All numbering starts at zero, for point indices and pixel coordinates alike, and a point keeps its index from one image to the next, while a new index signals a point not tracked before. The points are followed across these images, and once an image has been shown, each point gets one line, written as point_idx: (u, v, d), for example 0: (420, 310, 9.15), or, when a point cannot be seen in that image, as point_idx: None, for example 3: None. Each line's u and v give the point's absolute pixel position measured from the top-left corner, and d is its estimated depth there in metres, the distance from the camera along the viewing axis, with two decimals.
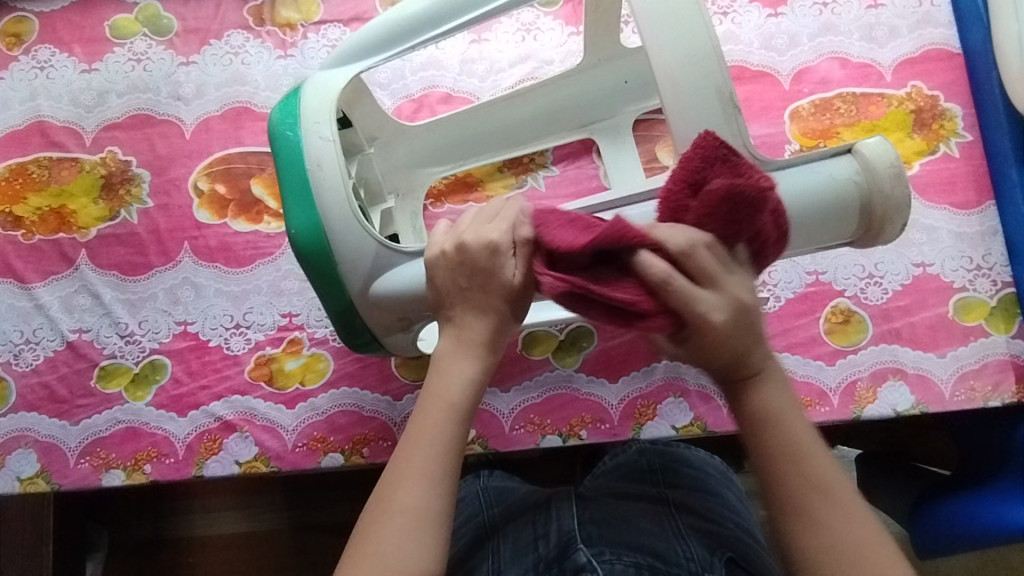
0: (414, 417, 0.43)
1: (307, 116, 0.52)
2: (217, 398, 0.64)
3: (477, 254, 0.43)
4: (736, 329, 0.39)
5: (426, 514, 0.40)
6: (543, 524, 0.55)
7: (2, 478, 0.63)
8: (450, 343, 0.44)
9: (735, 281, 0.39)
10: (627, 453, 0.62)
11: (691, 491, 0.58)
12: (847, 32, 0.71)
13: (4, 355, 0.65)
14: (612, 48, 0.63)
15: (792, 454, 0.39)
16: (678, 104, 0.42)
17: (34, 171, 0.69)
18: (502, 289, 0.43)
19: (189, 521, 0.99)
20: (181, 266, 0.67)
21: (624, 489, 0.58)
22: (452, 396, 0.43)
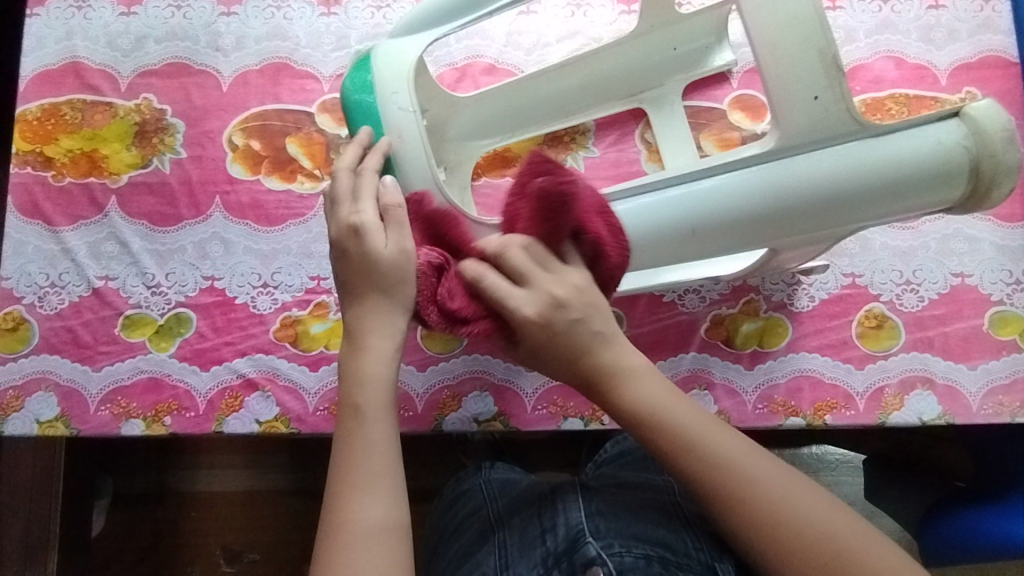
0: (340, 429, 0.46)
1: (383, 85, 0.52)
2: (241, 355, 0.64)
3: (346, 239, 0.48)
4: (558, 323, 0.45)
5: (383, 526, 0.43)
6: (551, 518, 0.58)
7: (21, 419, 0.63)
8: (357, 344, 0.47)
9: (543, 282, 0.45)
10: (629, 440, 0.68)
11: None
12: (905, 32, 0.69)
13: (29, 297, 0.65)
14: (665, 14, 0.62)
15: (679, 441, 0.44)
16: (773, 58, 0.44)
17: (67, 113, 0.68)
18: (383, 259, 0.47)
19: (194, 476, 0.99)
20: (212, 220, 0.66)
21: (630, 479, 0.62)
22: (373, 400, 0.46)
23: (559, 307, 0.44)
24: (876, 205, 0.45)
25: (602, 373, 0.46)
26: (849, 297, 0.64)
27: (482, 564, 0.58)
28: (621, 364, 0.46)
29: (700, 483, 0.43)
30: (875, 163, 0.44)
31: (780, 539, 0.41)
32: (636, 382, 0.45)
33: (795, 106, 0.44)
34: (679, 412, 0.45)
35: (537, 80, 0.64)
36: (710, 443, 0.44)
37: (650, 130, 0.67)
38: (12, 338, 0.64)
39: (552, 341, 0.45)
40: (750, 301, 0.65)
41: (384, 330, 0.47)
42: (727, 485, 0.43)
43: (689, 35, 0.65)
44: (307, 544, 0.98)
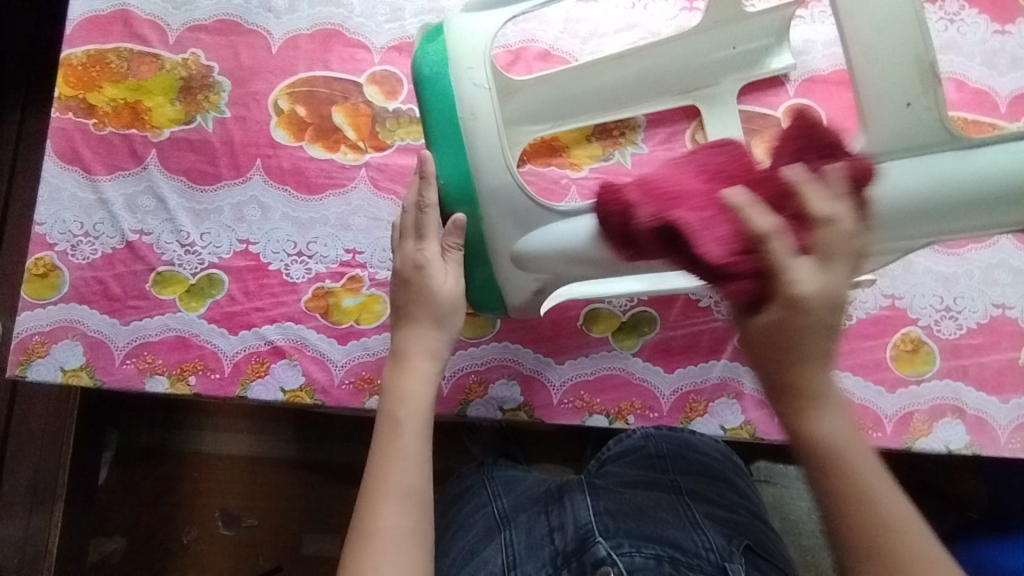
0: (376, 442, 0.48)
1: (458, 59, 0.51)
2: (270, 322, 0.63)
3: (408, 272, 0.53)
4: (823, 323, 0.39)
5: (403, 530, 0.44)
6: (558, 516, 0.57)
7: (45, 366, 0.62)
8: (404, 364, 0.51)
9: (837, 274, 0.40)
10: (632, 439, 0.66)
11: (697, 478, 0.63)
12: (969, 54, 0.68)
13: (61, 245, 0.64)
14: (732, 11, 0.61)
15: (823, 448, 0.40)
16: (868, 64, 0.44)
17: (113, 61, 0.67)
18: (439, 299, 0.52)
19: (198, 437, 0.99)
20: (251, 183, 0.65)
21: (635, 477, 0.62)
22: (414, 416, 0.49)
23: (833, 308, 0.39)
24: (961, 218, 0.44)
25: (795, 326, 0.39)
26: (887, 319, 0.64)
27: (487, 563, 0.56)
28: (823, 387, 0.40)
29: (829, 491, 0.40)
30: (965, 176, 0.43)
31: (890, 564, 0.38)
32: (825, 375, 0.40)
33: (885, 112, 0.43)
34: (845, 421, 0.41)
35: (596, 68, 0.62)
36: (852, 456, 0.40)
37: (700, 131, 0.66)
38: (41, 284, 0.63)
39: (785, 336, 0.39)
40: None
41: (431, 355, 0.51)
42: (860, 495, 0.40)
43: (749, 35, 0.64)
44: (307, 516, 0.98)
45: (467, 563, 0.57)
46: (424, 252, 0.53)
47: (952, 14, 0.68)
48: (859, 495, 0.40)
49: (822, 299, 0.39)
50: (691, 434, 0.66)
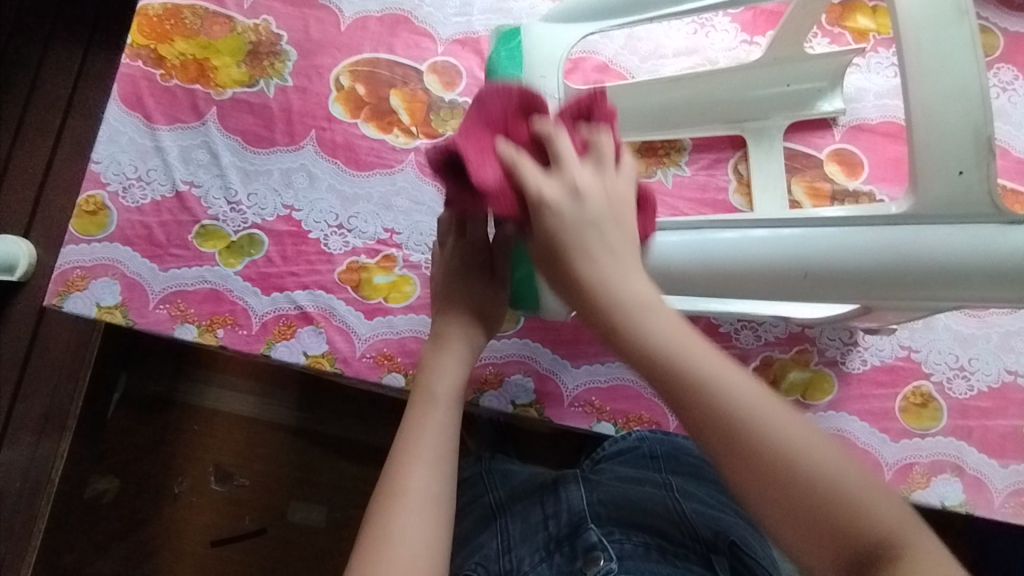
0: (410, 411, 0.49)
1: (533, 66, 0.53)
2: (302, 288, 0.65)
3: (460, 261, 0.55)
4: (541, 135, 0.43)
5: (424, 492, 0.44)
6: (553, 504, 0.59)
7: (81, 300, 0.64)
8: (442, 345, 0.52)
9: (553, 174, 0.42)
10: (627, 440, 0.64)
11: (687, 476, 0.63)
12: (1016, 124, 0.69)
13: (114, 186, 0.66)
14: (794, 50, 0.63)
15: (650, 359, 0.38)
16: (926, 130, 0.45)
17: (187, 17, 0.69)
18: (484, 292, 0.55)
19: (202, 391, 1.01)
20: (303, 152, 0.68)
21: (628, 473, 0.61)
22: (447, 391, 0.50)
23: (575, 196, 0.41)
24: (997, 287, 0.45)
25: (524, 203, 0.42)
26: (900, 369, 0.65)
27: (482, 547, 0.58)
28: (604, 278, 0.40)
29: (697, 410, 0.36)
30: (1005, 250, 0.44)
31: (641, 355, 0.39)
32: (641, 323, 0.39)
33: (937, 177, 0.45)
34: (652, 314, 0.39)
35: (649, 88, 0.65)
36: (697, 361, 0.37)
37: (744, 162, 0.68)
38: (90, 221, 0.65)
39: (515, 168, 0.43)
40: (803, 350, 0.65)
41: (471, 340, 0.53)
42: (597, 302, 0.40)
43: (806, 76, 0.65)
44: (299, 484, 0.99)
45: (464, 547, 0.60)
46: (474, 248, 0.55)
47: (1005, 82, 0.70)
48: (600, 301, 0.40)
49: (603, 202, 0.42)
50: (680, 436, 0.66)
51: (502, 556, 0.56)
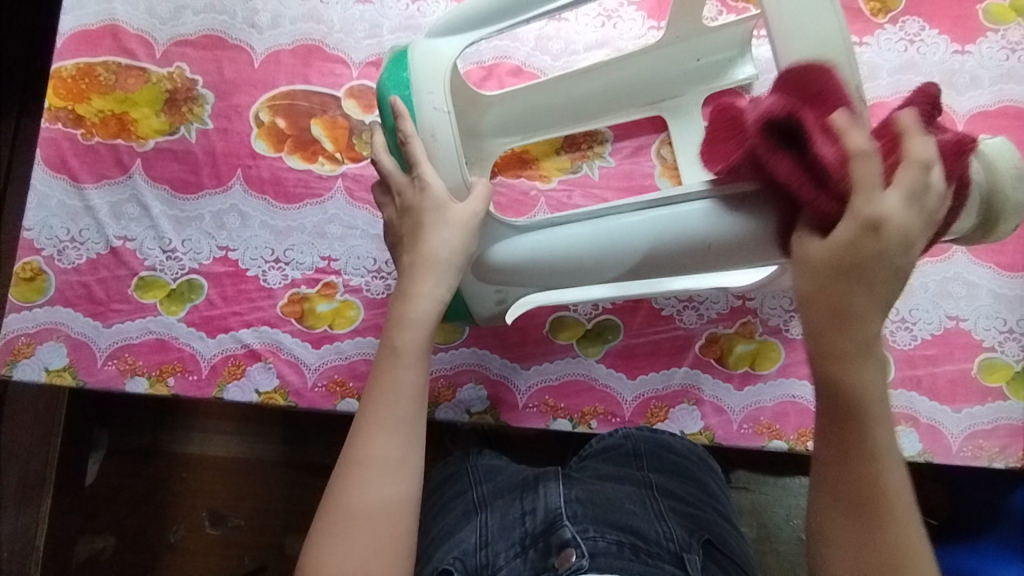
0: (376, 366, 0.50)
1: (419, 84, 0.53)
2: (247, 326, 0.66)
3: (399, 190, 0.53)
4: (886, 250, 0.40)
5: (384, 461, 0.47)
6: (531, 500, 0.58)
7: (30, 366, 0.64)
8: (419, 269, 0.51)
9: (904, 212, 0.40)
10: (612, 438, 0.64)
11: (671, 475, 0.61)
12: (928, 74, 0.70)
13: (48, 250, 0.67)
14: (692, 24, 0.63)
15: (861, 406, 0.41)
16: None
17: (101, 74, 0.69)
18: (431, 213, 0.51)
19: (187, 438, 1.00)
20: (231, 192, 0.68)
21: (609, 471, 0.61)
22: (412, 344, 0.50)
23: (903, 244, 0.41)
24: None
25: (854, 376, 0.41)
26: None
27: (461, 542, 0.58)
28: (874, 345, 0.42)
29: (829, 445, 0.42)
30: None
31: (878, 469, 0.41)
32: (869, 387, 0.41)
33: None
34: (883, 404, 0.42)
35: (562, 84, 0.65)
36: (872, 424, 0.42)
37: (666, 146, 0.69)
38: (29, 287, 0.66)
39: (861, 267, 0.40)
40: (747, 323, 0.66)
41: (433, 267, 0.51)
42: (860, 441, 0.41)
43: (712, 48, 0.66)
44: (291, 518, 0.98)
45: (444, 542, 0.59)
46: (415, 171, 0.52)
47: (912, 34, 0.71)
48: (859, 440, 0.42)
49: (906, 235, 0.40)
50: (668, 436, 0.64)
51: (479, 551, 0.56)
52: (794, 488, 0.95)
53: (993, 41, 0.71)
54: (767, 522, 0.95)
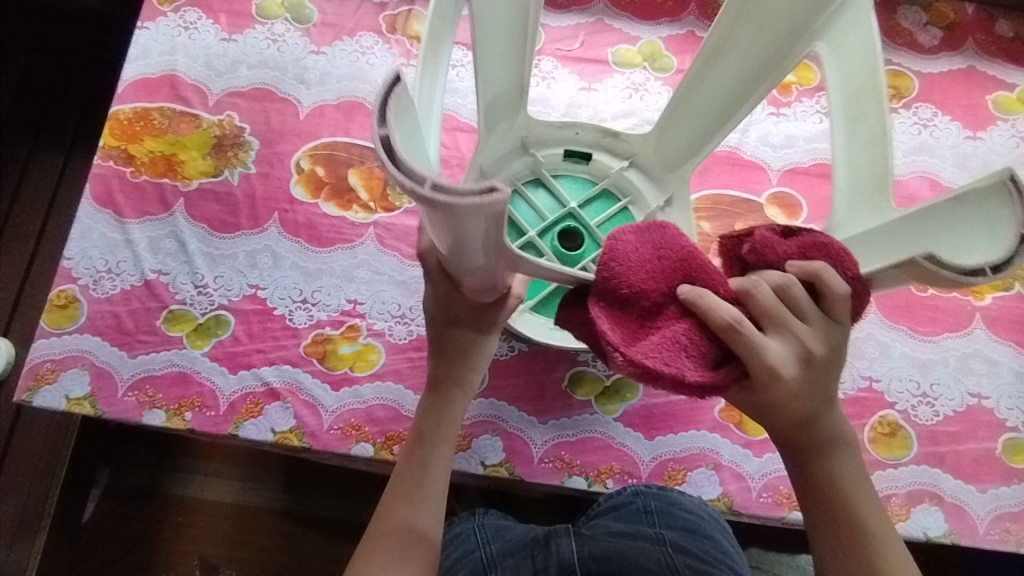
0: (389, 488, 0.54)
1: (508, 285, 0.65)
2: (269, 364, 0.66)
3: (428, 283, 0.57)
4: (812, 374, 0.46)
5: None
6: (544, 558, 0.62)
7: (51, 393, 0.64)
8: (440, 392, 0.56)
9: (794, 332, 0.45)
10: (622, 494, 0.65)
11: (683, 531, 0.63)
12: (942, 156, 0.73)
13: (84, 279, 0.68)
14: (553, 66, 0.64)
15: (840, 506, 0.49)
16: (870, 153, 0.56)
17: (156, 118, 0.74)
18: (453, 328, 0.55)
19: (186, 482, 0.97)
20: (267, 234, 0.71)
21: (622, 528, 0.64)
22: (433, 479, 0.54)
23: (807, 362, 0.46)
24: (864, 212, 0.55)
25: (821, 465, 0.49)
26: (865, 401, 0.65)
27: None
28: (841, 438, 0.49)
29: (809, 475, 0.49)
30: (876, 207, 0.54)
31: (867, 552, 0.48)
32: (833, 420, 0.49)
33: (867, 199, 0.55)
34: (862, 483, 0.49)
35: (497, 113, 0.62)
36: (862, 516, 0.49)
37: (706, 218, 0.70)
38: (61, 314, 0.67)
39: (795, 398, 0.46)
40: None
41: (443, 387, 0.56)
42: (854, 529, 0.48)
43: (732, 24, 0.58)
44: (288, 572, 0.94)
45: None
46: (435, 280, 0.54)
47: (926, 119, 0.74)
48: (853, 528, 0.48)
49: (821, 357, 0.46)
50: (681, 495, 0.65)
51: None
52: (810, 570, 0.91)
53: (1002, 129, 0.75)
54: None
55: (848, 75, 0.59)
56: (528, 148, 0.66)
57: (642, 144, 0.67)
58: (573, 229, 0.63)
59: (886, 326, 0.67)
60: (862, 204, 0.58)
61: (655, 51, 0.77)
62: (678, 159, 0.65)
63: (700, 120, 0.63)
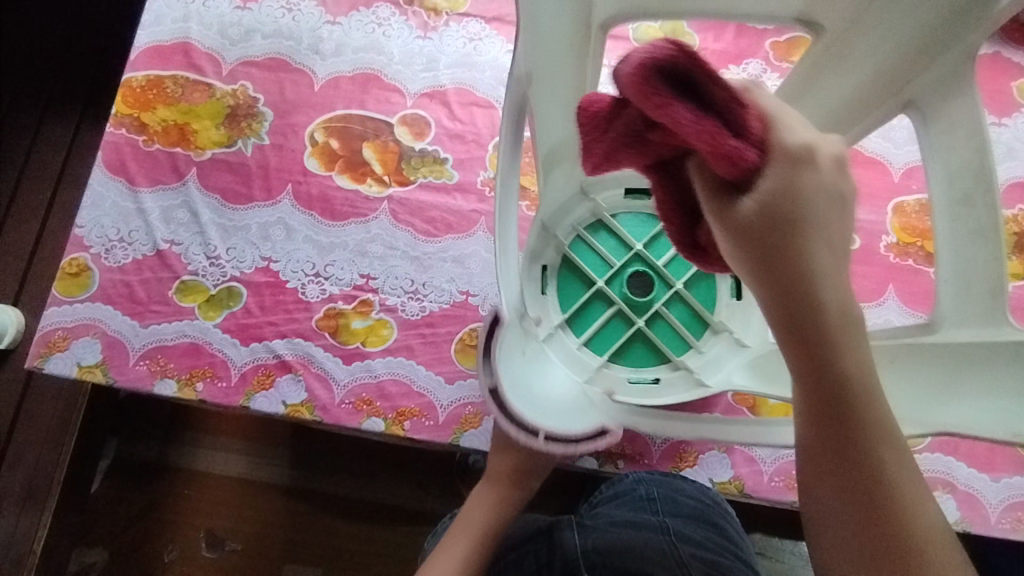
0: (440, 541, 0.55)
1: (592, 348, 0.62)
2: (281, 337, 0.66)
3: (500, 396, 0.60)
4: (827, 190, 0.32)
5: None
6: (547, 552, 0.57)
7: (63, 361, 0.64)
8: (486, 485, 0.58)
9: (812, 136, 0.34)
10: (624, 482, 0.65)
11: (687, 520, 0.60)
12: None
13: (96, 248, 0.68)
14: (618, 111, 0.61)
15: (847, 403, 0.32)
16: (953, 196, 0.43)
17: (169, 86, 0.73)
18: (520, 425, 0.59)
19: (194, 454, 0.97)
20: (280, 206, 0.70)
21: (625, 517, 0.60)
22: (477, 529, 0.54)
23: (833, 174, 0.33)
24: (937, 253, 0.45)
25: (829, 335, 0.32)
26: None
27: None
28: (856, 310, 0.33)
29: (803, 384, 0.33)
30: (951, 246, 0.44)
31: (876, 476, 0.32)
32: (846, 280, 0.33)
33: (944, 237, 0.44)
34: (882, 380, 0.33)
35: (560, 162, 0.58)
36: (875, 419, 0.32)
37: None
38: (72, 283, 0.67)
39: (796, 213, 0.31)
40: None
41: (495, 479, 0.57)
42: (862, 434, 0.32)
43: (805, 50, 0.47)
44: (293, 546, 0.94)
45: None
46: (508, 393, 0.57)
47: None
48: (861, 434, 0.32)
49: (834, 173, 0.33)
50: (686, 481, 0.64)
51: None
52: None
53: None
54: None
55: (950, 149, 0.43)
56: (588, 193, 0.63)
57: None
58: (642, 274, 0.63)
59: (904, 313, 0.66)
60: (976, 303, 0.42)
61: (677, 28, 0.75)
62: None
63: None
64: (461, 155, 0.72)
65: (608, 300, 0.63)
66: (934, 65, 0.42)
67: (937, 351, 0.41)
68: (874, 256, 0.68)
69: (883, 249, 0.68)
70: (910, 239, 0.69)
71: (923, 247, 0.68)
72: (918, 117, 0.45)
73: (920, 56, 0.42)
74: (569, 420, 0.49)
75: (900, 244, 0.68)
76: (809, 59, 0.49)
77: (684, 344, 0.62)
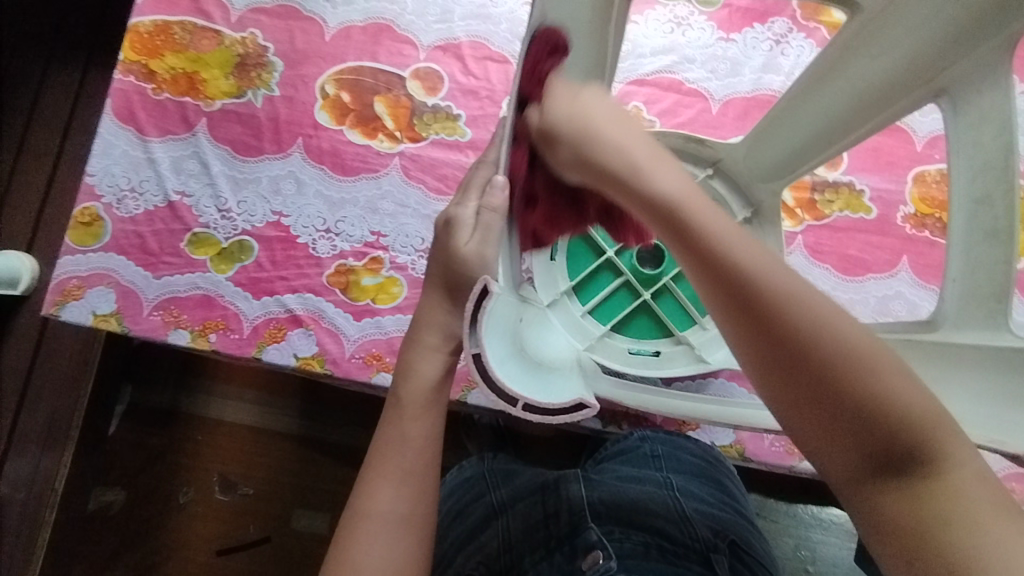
0: (381, 425, 0.47)
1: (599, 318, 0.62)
2: (292, 291, 0.66)
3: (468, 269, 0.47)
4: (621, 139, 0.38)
5: (390, 517, 0.44)
6: (554, 503, 0.58)
7: (78, 309, 0.65)
8: (406, 351, 0.50)
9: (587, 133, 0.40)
10: (629, 440, 0.67)
11: (689, 475, 0.63)
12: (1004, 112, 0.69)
13: (108, 197, 0.68)
14: None
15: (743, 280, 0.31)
16: (993, 171, 0.41)
17: (177, 33, 0.71)
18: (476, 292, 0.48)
19: (206, 402, 0.99)
20: (290, 159, 0.69)
21: (629, 473, 0.62)
22: (416, 397, 0.47)
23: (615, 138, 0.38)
24: (974, 250, 0.42)
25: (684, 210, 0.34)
26: None
27: (483, 546, 0.57)
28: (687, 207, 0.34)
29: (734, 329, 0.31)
30: (986, 233, 0.41)
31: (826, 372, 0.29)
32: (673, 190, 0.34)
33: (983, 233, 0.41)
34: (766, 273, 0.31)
35: None
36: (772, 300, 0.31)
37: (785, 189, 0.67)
38: (85, 232, 0.67)
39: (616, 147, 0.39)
40: None
41: (414, 337, 0.50)
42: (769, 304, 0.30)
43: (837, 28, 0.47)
44: (301, 493, 0.97)
45: (465, 545, 0.58)
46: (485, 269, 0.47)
47: None
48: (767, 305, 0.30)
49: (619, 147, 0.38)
50: (688, 439, 0.67)
51: (502, 556, 0.56)
52: (804, 517, 0.93)
53: None
54: (776, 548, 0.92)
55: (981, 122, 0.41)
56: None
57: (729, 151, 0.61)
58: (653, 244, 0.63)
59: (917, 286, 0.66)
60: (979, 310, 0.41)
61: None
62: (770, 173, 0.58)
63: (794, 133, 0.54)
64: (474, 112, 0.71)
65: (615, 270, 0.63)
66: (973, 55, 0.40)
67: (942, 351, 0.39)
68: (890, 226, 0.67)
69: (900, 220, 0.67)
70: (929, 211, 0.67)
71: (941, 219, 0.67)
72: (949, 107, 0.44)
73: (957, 49, 0.40)
74: (556, 383, 0.40)
75: (918, 215, 0.67)
76: (838, 44, 0.48)
77: (688, 319, 0.63)
